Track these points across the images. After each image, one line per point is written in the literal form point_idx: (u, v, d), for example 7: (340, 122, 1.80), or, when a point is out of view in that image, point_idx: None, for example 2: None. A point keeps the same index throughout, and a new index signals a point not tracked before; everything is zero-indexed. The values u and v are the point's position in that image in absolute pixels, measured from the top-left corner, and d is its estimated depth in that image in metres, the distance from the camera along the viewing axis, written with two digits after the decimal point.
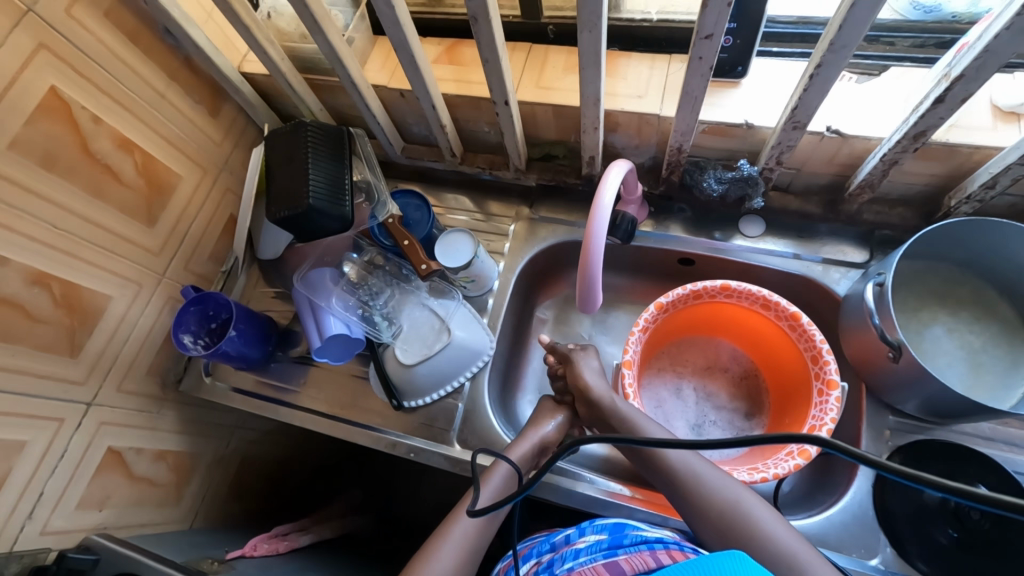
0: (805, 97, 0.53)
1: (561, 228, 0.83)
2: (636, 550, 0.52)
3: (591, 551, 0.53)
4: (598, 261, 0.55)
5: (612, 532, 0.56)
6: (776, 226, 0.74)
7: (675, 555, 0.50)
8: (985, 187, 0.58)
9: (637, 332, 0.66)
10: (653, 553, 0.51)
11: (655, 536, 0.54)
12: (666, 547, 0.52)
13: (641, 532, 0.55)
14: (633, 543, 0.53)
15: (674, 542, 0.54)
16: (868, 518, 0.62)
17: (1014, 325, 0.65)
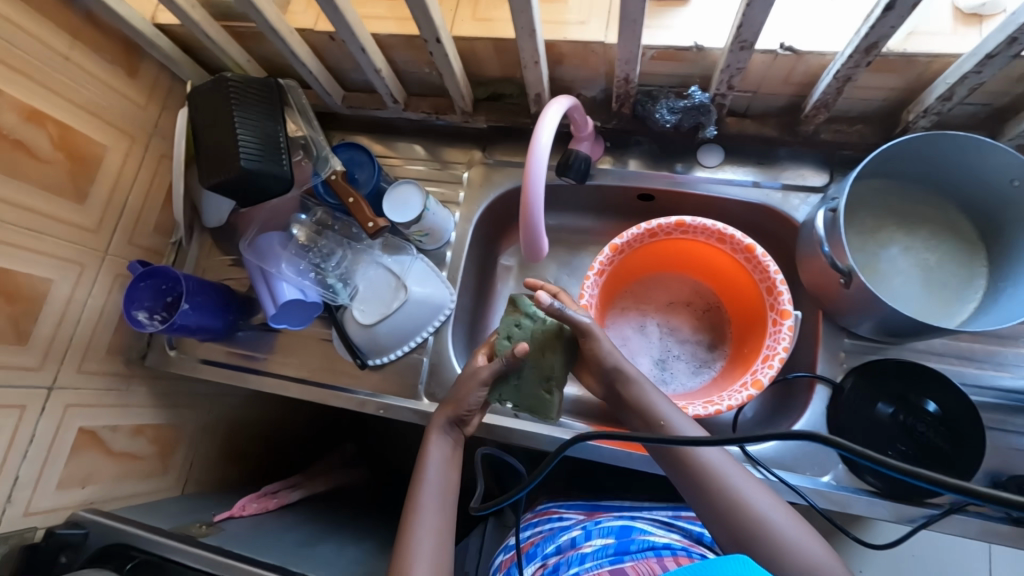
0: (749, 13, 0.49)
1: (516, 171, 0.80)
2: (643, 557, 0.60)
3: (597, 556, 0.61)
4: (539, 208, 0.53)
5: (618, 536, 0.65)
6: (736, 153, 0.72)
7: (681, 561, 0.60)
8: (941, 99, 0.55)
9: (592, 275, 0.65)
10: (660, 560, 0.60)
11: (662, 543, 0.62)
12: (672, 552, 0.61)
13: (647, 536, 0.64)
14: (639, 548, 0.62)
15: (681, 547, 0.63)
16: (823, 439, 0.63)
17: (971, 239, 0.64)
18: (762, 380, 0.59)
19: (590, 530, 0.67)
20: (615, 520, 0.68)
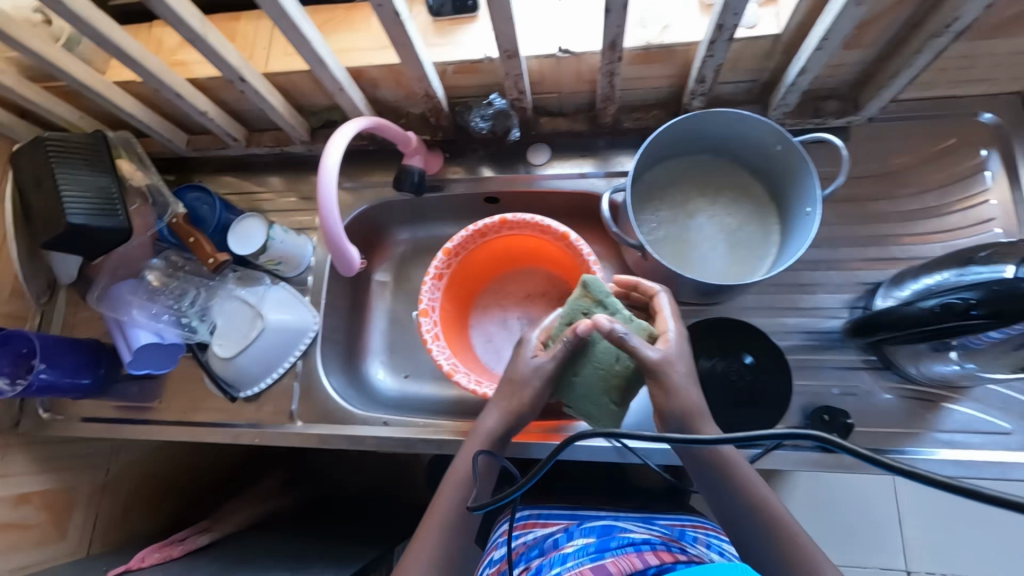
0: (498, 27, 0.54)
1: (369, 191, 0.84)
2: (623, 552, 0.52)
3: (579, 554, 0.55)
4: (337, 226, 0.58)
5: (601, 537, 0.59)
6: (560, 149, 0.77)
7: (663, 556, 0.52)
8: (698, 82, 0.62)
9: (430, 280, 0.69)
10: (640, 555, 0.52)
11: (640, 539, 0.56)
12: (652, 546, 0.55)
13: (627, 536, 0.58)
14: (621, 543, 0.56)
15: (661, 540, 0.57)
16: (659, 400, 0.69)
17: (765, 201, 0.71)
18: None
19: (571, 530, 0.63)
20: (595, 518, 0.65)
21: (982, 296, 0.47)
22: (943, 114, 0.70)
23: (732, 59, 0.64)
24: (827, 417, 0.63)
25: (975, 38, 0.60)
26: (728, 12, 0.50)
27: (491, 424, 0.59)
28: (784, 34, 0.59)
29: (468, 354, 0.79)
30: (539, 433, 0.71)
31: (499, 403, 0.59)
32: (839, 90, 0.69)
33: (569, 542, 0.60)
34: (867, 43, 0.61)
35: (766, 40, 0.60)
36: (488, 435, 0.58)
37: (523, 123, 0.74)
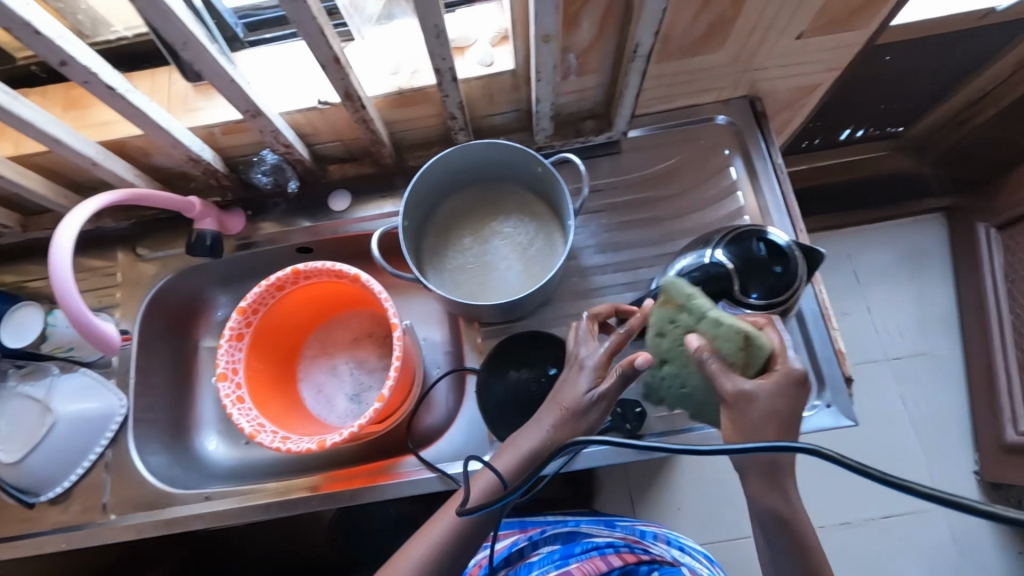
0: (228, 90, 0.55)
1: (173, 259, 0.80)
2: (587, 556, 0.73)
3: (545, 562, 0.75)
4: (85, 307, 0.60)
5: (565, 543, 0.78)
6: (359, 193, 0.78)
7: (626, 557, 0.71)
8: (453, 118, 0.66)
9: (226, 342, 0.68)
10: (605, 557, 0.72)
11: (605, 543, 0.74)
12: (615, 549, 0.73)
13: (592, 540, 0.76)
14: (585, 550, 0.74)
15: (625, 543, 0.74)
16: (478, 421, 0.72)
17: (550, 216, 0.75)
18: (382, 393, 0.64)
19: (539, 541, 0.81)
20: (561, 527, 0.82)
21: (691, 281, 0.54)
22: (688, 121, 0.80)
23: (485, 93, 0.69)
24: (621, 410, 0.67)
25: (683, 56, 0.68)
26: (437, 58, 0.55)
27: (529, 444, 0.56)
28: (516, 69, 0.65)
29: (294, 408, 0.77)
30: (365, 477, 0.71)
31: (545, 417, 0.57)
32: (594, 108, 0.76)
33: (536, 550, 0.79)
34: (595, 69, 0.68)
35: (505, 75, 0.66)
36: (529, 455, 0.56)
37: (303, 173, 0.76)
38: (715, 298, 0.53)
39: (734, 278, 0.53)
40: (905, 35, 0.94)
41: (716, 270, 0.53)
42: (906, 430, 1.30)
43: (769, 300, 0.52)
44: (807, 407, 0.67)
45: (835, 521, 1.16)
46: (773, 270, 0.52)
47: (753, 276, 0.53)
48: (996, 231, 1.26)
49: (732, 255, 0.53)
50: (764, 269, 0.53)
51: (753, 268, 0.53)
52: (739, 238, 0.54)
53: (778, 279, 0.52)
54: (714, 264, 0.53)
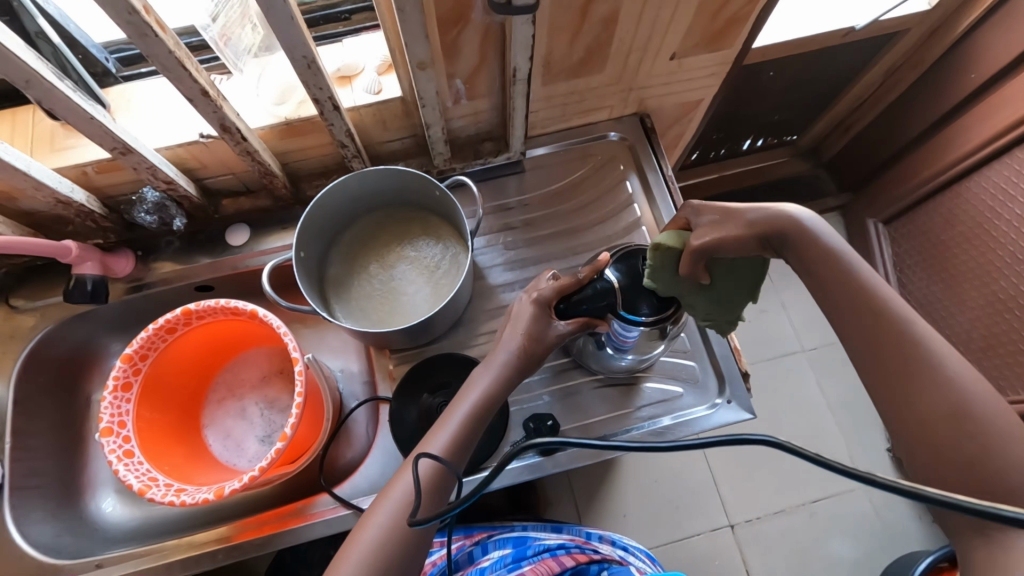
0: (85, 124, 0.52)
1: (53, 308, 0.74)
2: (540, 558, 0.63)
3: (497, 567, 0.64)
4: None
5: (515, 545, 0.66)
6: (259, 226, 0.76)
7: (577, 557, 0.62)
8: (345, 146, 0.66)
9: (110, 394, 0.63)
10: (557, 558, 0.62)
11: (556, 544, 0.65)
12: (566, 549, 0.64)
13: (543, 540, 0.66)
14: (536, 551, 0.64)
15: (574, 543, 0.65)
16: (393, 449, 0.71)
17: (453, 236, 0.74)
18: (285, 432, 0.61)
19: (487, 543, 0.68)
20: (510, 530, 0.70)
21: (588, 294, 0.56)
22: (583, 139, 0.83)
23: (377, 120, 0.69)
24: (534, 425, 0.68)
25: (567, 78, 0.71)
26: (313, 88, 0.55)
27: (462, 417, 0.55)
28: (404, 95, 0.66)
29: (198, 456, 0.72)
30: (279, 521, 0.67)
31: (471, 392, 0.56)
32: (492, 129, 0.78)
33: (486, 554, 0.67)
34: (484, 93, 0.69)
35: (395, 102, 0.66)
36: (465, 425, 0.54)
37: (196, 208, 0.73)
38: (605, 312, 0.56)
39: (620, 295, 0.55)
40: (778, 54, 1.03)
41: (610, 285, 0.56)
42: (826, 416, 1.37)
43: (660, 314, 0.55)
44: (709, 407, 0.71)
45: (770, 511, 1.21)
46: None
47: (646, 290, 0.55)
48: (884, 226, 1.38)
49: (622, 272, 0.56)
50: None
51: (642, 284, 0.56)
52: (630, 257, 0.57)
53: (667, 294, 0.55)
54: (606, 280, 0.56)
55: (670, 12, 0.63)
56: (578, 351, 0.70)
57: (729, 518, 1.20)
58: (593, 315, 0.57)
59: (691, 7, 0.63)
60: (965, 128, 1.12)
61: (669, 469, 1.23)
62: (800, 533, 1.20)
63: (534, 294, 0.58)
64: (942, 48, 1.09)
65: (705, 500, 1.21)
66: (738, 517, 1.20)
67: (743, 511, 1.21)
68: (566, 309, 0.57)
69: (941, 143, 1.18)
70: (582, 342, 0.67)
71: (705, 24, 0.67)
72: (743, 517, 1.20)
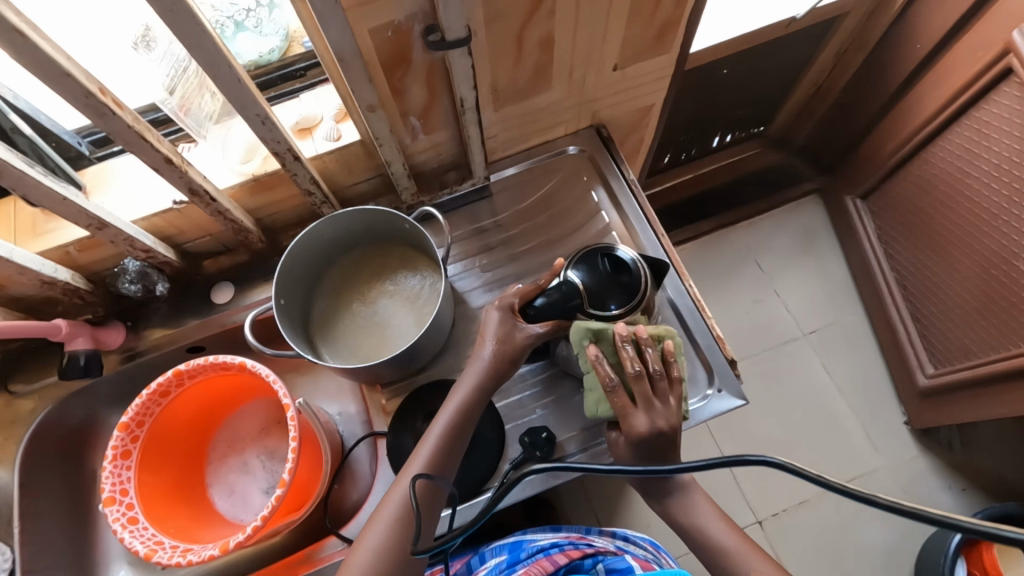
0: (59, 206, 0.54)
1: (50, 387, 0.76)
2: (533, 559, 0.62)
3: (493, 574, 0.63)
4: None
5: (510, 551, 0.65)
6: (243, 281, 0.79)
7: (570, 553, 0.61)
8: (312, 192, 0.68)
9: (110, 463, 0.64)
10: (550, 557, 0.61)
11: (549, 543, 0.63)
12: (560, 547, 0.62)
13: (537, 542, 0.64)
14: (530, 554, 0.63)
15: (569, 541, 0.63)
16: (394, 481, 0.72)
17: (430, 265, 0.76)
18: (283, 479, 0.62)
19: (485, 553, 0.68)
20: (509, 537, 0.69)
21: (553, 298, 0.59)
22: (545, 156, 0.86)
23: (341, 166, 0.72)
24: (529, 440, 0.68)
25: (517, 101, 0.74)
26: (271, 142, 0.58)
27: (438, 436, 0.57)
28: (363, 138, 0.69)
29: (204, 516, 0.73)
30: (290, 570, 0.67)
31: (445, 411, 0.58)
32: (455, 159, 0.81)
33: (484, 563, 0.67)
34: (440, 126, 0.72)
35: (355, 146, 0.70)
36: (442, 442, 0.57)
37: (178, 272, 0.75)
38: (571, 311, 0.60)
39: (585, 294, 0.59)
40: (724, 52, 1.07)
41: (574, 284, 0.60)
42: (836, 398, 1.36)
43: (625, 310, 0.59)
44: (701, 399, 0.71)
45: (794, 501, 1.21)
46: (621, 281, 0.60)
47: (608, 288, 0.59)
48: (861, 201, 1.40)
49: (585, 273, 0.61)
50: (615, 282, 0.60)
51: (604, 283, 0.60)
52: (588, 258, 0.62)
53: (625, 292, 0.59)
54: (571, 281, 0.60)
55: (602, 27, 0.66)
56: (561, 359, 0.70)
57: (755, 514, 1.21)
58: (562, 317, 0.60)
59: (623, 21, 0.67)
60: (920, 97, 1.15)
61: None
62: (826, 520, 1.20)
63: (499, 301, 0.61)
64: (884, 25, 1.14)
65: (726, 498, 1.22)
66: (763, 512, 1.21)
67: (767, 505, 1.21)
68: (536, 314, 0.60)
69: (901, 115, 1.20)
70: (563, 350, 0.67)
71: (639, 33, 0.70)
72: (768, 511, 1.21)
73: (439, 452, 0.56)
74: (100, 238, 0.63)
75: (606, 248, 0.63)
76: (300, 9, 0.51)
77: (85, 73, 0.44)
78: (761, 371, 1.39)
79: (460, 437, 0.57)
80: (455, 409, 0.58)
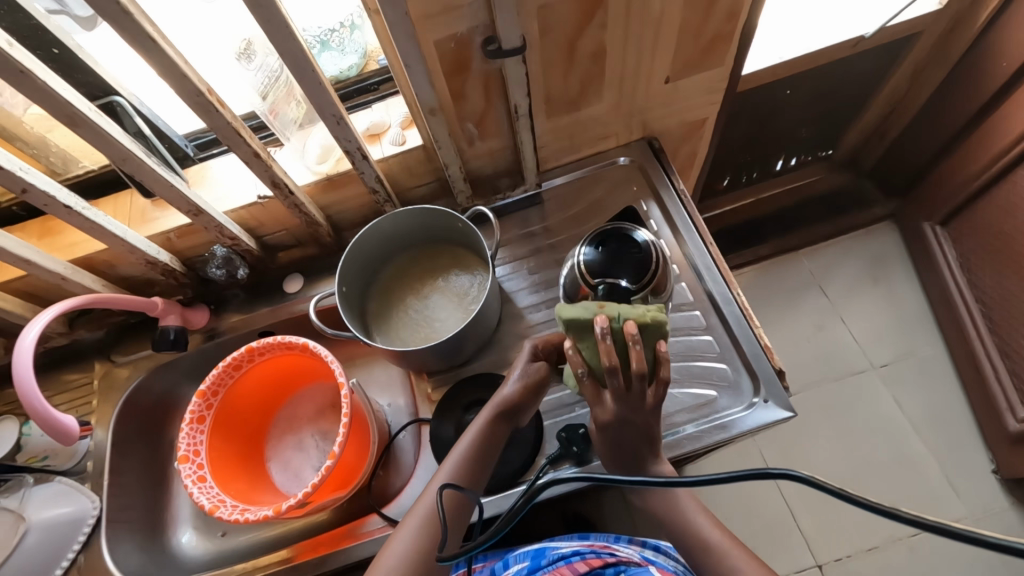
0: (167, 192, 0.63)
1: (144, 360, 0.86)
2: (553, 566, 0.60)
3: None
4: (48, 406, 0.67)
5: (533, 558, 0.65)
6: (311, 274, 0.87)
7: (591, 561, 0.58)
8: (377, 191, 0.75)
9: (187, 425, 0.71)
10: (570, 565, 0.59)
11: (571, 550, 0.61)
12: (582, 555, 0.60)
13: (559, 549, 0.63)
14: (551, 560, 0.62)
15: (591, 549, 0.61)
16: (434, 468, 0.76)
17: (479, 265, 0.80)
18: (334, 449, 0.66)
19: (510, 559, 0.68)
20: (533, 544, 0.69)
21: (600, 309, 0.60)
22: (596, 166, 0.89)
23: (404, 169, 0.79)
24: (566, 434, 0.69)
25: (570, 111, 0.78)
26: (343, 141, 0.65)
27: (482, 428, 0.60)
28: (425, 143, 0.75)
29: (262, 486, 0.79)
30: (335, 542, 0.72)
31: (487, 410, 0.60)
32: (507, 167, 0.86)
33: (507, 568, 0.67)
34: (495, 134, 0.77)
35: (417, 150, 0.76)
36: (470, 455, 0.59)
37: (257, 262, 0.84)
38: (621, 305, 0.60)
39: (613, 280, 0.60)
40: (783, 72, 1.06)
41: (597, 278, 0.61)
42: (910, 439, 1.25)
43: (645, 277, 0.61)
44: (745, 407, 0.70)
45: (862, 547, 1.12)
46: (635, 252, 0.62)
47: (619, 264, 0.62)
48: (941, 228, 1.31)
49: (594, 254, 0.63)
50: (626, 257, 0.62)
51: (615, 261, 0.62)
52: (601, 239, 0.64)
53: (637, 263, 0.61)
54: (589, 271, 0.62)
55: (653, 38, 0.69)
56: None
57: (815, 557, 1.13)
58: None
59: (673, 33, 0.69)
60: (1007, 116, 1.07)
61: (740, 503, 1.17)
62: (901, 572, 1.10)
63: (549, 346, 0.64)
64: (963, 44, 1.08)
65: (784, 537, 1.15)
66: (824, 555, 1.13)
67: (830, 549, 1.13)
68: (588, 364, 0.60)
69: (985, 135, 1.13)
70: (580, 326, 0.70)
71: (689, 45, 0.73)
72: (831, 556, 1.12)
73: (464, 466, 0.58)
74: (196, 224, 0.73)
75: (607, 228, 0.66)
76: (376, 25, 0.58)
77: (198, 75, 0.53)
78: (823, 403, 1.31)
79: (488, 450, 0.59)
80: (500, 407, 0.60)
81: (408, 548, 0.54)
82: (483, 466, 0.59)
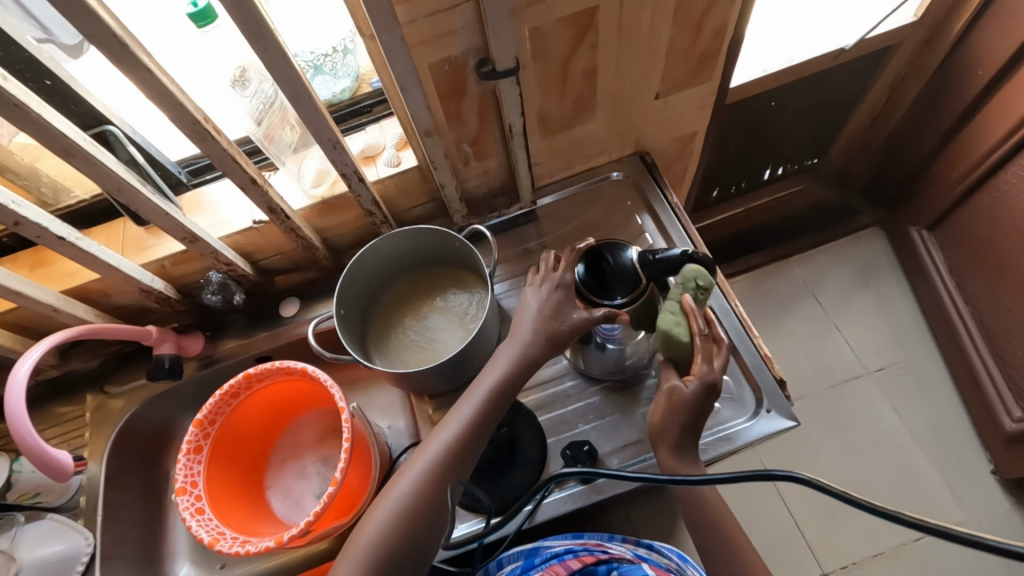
0: (161, 220, 0.63)
1: (137, 390, 0.84)
2: (546, 565, 0.59)
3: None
4: (40, 441, 0.66)
5: (527, 558, 0.63)
6: (307, 297, 0.86)
7: (584, 559, 0.58)
8: (373, 212, 0.75)
9: (184, 456, 0.70)
10: (563, 562, 0.58)
11: (564, 549, 0.61)
12: (575, 554, 0.60)
13: (552, 548, 0.62)
14: (544, 558, 0.61)
15: (584, 547, 0.61)
16: None
17: (478, 283, 0.80)
18: (336, 476, 0.65)
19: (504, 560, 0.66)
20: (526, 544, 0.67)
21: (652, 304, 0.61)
22: (590, 182, 0.89)
23: (400, 189, 0.79)
24: (572, 453, 0.70)
25: (563, 129, 0.79)
26: (340, 164, 0.65)
27: (473, 407, 0.58)
28: (420, 164, 0.76)
29: (261, 515, 0.77)
30: None
31: (480, 385, 0.59)
32: (502, 185, 0.86)
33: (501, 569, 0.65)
34: (489, 153, 0.78)
35: (413, 171, 0.76)
36: (462, 432, 0.57)
37: (253, 287, 0.83)
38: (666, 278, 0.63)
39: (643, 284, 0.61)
40: (768, 85, 1.08)
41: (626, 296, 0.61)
42: (909, 443, 1.26)
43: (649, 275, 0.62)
44: (749, 418, 0.70)
45: (867, 554, 1.12)
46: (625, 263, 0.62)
47: (617, 280, 0.61)
48: (928, 233, 1.33)
49: (601, 273, 0.62)
50: (626, 270, 0.62)
51: (620, 273, 0.62)
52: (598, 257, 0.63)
53: (635, 271, 0.62)
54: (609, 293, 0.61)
55: (642, 57, 0.70)
56: (580, 358, 0.73)
57: (822, 566, 1.12)
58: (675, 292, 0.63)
59: (662, 51, 0.71)
60: (985, 124, 1.10)
61: (745, 513, 1.16)
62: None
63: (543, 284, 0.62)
64: (940, 54, 1.11)
65: (790, 546, 1.14)
66: (831, 564, 1.12)
67: (836, 557, 1.12)
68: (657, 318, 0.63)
69: (966, 142, 1.16)
70: (584, 347, 0.71)
71: (679, 61, 0.74)
72: (838, 564, 1.12)
73: (424, 482, 0.55)
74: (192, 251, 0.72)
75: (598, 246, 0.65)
76: (372, 50, 0.58)
77: (195, 104, 0.53)
78: (821, 410, 1.31)
79: (473, 443, 0.57)
80: (487, 386, 0.58)
81: (382, 529, 0.52)
82: (472, 447, 0.57)
